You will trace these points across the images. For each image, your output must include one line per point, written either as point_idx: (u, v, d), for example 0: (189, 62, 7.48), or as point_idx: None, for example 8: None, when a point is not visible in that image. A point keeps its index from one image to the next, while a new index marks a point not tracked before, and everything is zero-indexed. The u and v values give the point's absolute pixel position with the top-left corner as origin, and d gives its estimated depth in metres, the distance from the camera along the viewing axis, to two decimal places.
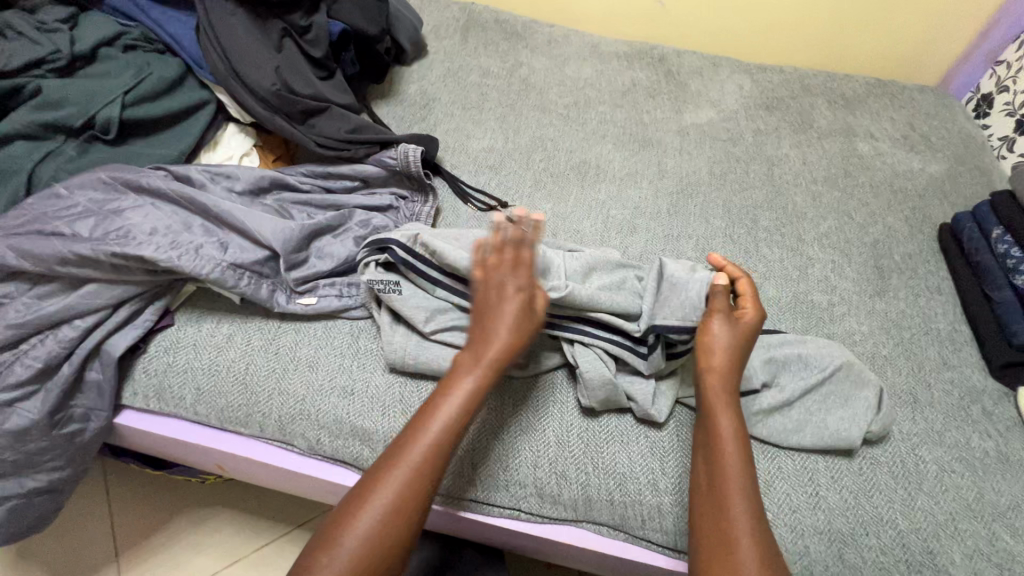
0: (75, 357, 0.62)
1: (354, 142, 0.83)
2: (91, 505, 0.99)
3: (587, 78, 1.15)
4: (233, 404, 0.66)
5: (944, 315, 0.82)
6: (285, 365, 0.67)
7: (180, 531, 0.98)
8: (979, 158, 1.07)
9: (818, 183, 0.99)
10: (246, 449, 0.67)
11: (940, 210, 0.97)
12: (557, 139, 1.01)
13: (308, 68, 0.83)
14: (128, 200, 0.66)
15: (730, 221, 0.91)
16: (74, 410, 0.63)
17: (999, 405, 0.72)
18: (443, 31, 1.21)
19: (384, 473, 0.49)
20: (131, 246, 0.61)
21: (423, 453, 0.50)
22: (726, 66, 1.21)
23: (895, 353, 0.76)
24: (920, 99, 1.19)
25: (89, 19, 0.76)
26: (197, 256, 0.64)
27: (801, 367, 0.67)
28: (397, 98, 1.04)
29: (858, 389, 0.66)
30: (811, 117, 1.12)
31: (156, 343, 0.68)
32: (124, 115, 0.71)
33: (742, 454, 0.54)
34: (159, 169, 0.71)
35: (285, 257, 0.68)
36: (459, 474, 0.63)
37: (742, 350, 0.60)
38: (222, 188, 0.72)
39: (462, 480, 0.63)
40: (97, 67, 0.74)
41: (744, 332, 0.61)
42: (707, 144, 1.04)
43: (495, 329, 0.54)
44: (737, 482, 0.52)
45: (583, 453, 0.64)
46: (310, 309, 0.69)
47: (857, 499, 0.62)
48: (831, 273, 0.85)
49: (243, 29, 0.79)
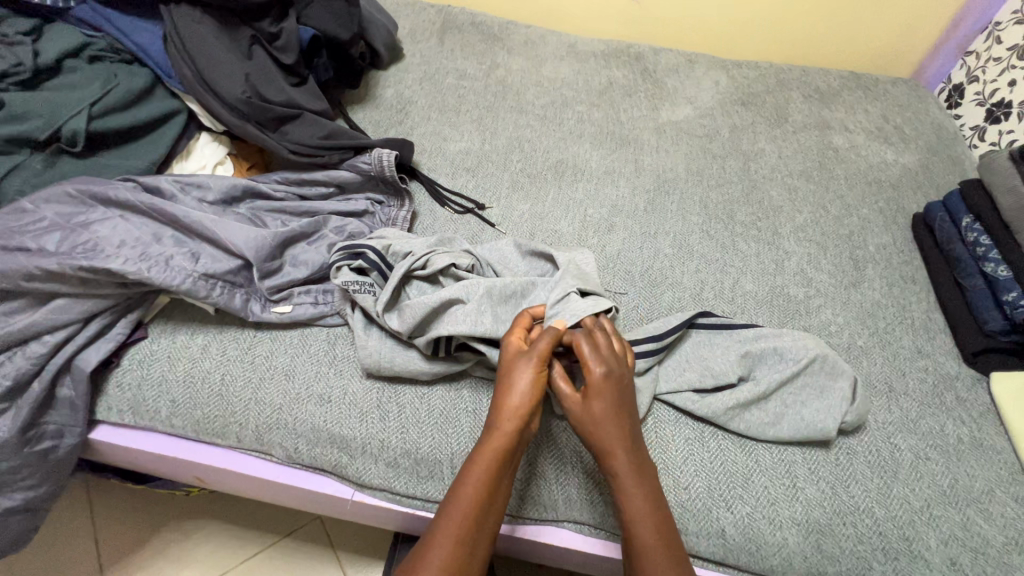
0: (46, 374, 0.61)
1: (327, 147, 0.82)
2: (73, 521, 0.98)
3: (563, 78, 1.15)
4: (210, 415, 0.65)
5: (918, 303, 0.83)
6: (261, 375, 0.67)
7: (165, 545, 0.97)
8: (951, 148, 1.08)
9: (794, 176, 1.00)
10: (224, 460, 0.67)
11: (914, 200, 0.98)
12: (534, 140, 1.01)
13: (279, 77, 0.83)
14: (96, 213, 0.65)
15: (707, 217, 0.91)
16: (47, 427, 0.63)
17: (972, 391, 0.73)
18: (419, 34, 1.21)
19: (459, 489, 0.52)
20: (99, 259, 0.60)
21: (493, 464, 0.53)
22: (702, 63, 1.22)
23: (871, 344, 0.77)
24: (893, 91, 1.20)
25: (53, 31, 0.75)
26: (168, 267, 0.63)
27: (777, 360, 0.67)
28: (373, 103, 1.04)
29: (834, 380, 0.67)
30: (786, 112, 1.13)
31: (130, 356, 0.67)
32: (92, 127, 0.70)
33: (650, 503, 0.53)
34: (127, 180, 0.70)
35: (258, 266, 0.67)
36: (524, 493, 0.63)
37: (619, 418, 0.56)
38: (193, 198, 0.71)
39: (529, 499, 0.63)
40: (63, 80, 0.73)
41: (609, 401, 0.56)
42: (683, 141, 1.05)
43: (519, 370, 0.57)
44: (646, 530, 0.52)
45: (563, 453, 0.64)
46: (286, 317, 0.69)
47: (834, 489, 0.63)
48: (808, 265, 0.86)
49: (210, 36, 0.78)
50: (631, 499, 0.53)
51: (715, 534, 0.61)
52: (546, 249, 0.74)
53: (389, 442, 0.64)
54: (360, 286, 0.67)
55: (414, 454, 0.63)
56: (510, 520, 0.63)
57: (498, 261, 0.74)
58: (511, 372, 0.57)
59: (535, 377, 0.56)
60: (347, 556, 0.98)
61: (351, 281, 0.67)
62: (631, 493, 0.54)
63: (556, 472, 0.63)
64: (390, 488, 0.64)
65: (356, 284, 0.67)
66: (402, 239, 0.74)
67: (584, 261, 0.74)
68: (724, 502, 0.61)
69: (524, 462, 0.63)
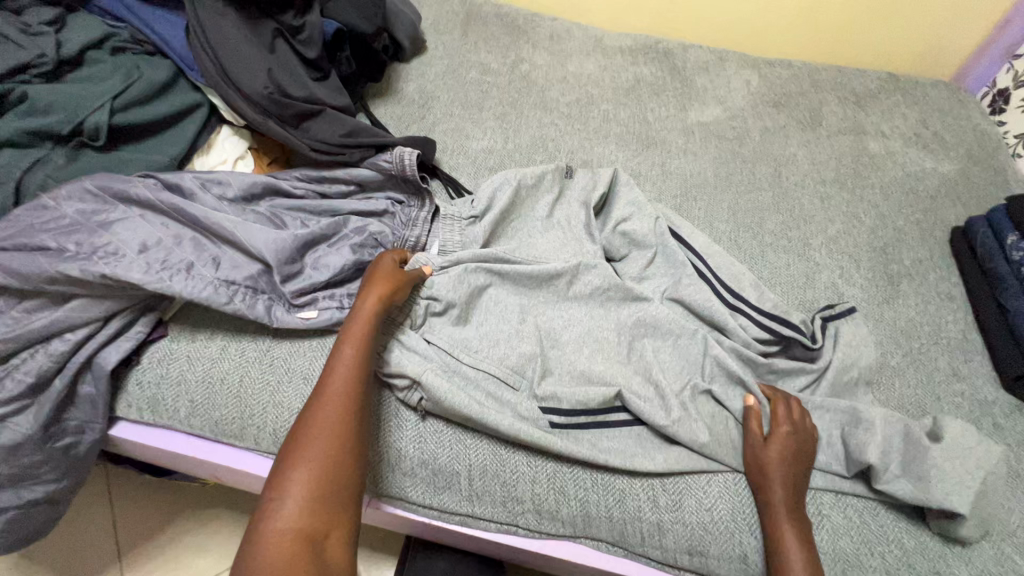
0: (67, 371, 0.61)
1: (349, 145, 0.79)
2: (94, 505, 0.99)
3: (589, 74, 1.12)
4: (228, 417, 0.65)
5: (954, 323, 0.79)
6: (280, 377, 0.66)
7: (184, 531, 0.98)
8: (993, 157, 1.04)
9: (827, 184, 0.96)
10: (241, 460, 0.67)
11: (953, 212, 0.94)
12: (558, 139, 0.99)
13: (302, 70, 0.81)
14: (117, 211, 0.64)
15: (736, 224, 0.89)
16: (69, 423, 0.63)
17: (1011, 418, 0.70)
18: (443, 26, 1.18)
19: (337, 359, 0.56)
20: (120, 266, 0.59)
21: (354, 344, 0.57)
22: (734, 61, 1.18)
23: (905, 365, 0.74)
24: (934, 94, 1.15)
25: (77, 22, 0.74)
26: (189, 276, 0.62)
27: (850, 422, 0.64)
28: (395, 97, 1.02)
29: (940, 440, 0.60)
30: (820, 114, 1.09)
31: (150, 354, 0.67)
32: (113, 121, 0.69)
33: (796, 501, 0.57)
34: (147, 177, 0.68)
35: (279, 269, 0.66)
36: (486, 492, 0.62)
37: (789, 457, 0.60)
38: (213, 195, 0.70)
39: (508, 501, 0.62)
40: (86, 73, 0.72)
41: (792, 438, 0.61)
42: (712, 143, 1.01)
43: (370, 295, 0.61)
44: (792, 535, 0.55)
45: (585, 471, 0.62)
46: (310, 322, 0.66)
47: (862, 517, 0.60)
48: (839, 279, 0.83)
49: (232, 28, 0.76)
50: (767, 456, 0.60)
51: (736, 558, 0.59)
52: (649, 307, 0.73)
53: (406, 452, 0.63)
54: (451, 336, 0.69)
55: (432, 464, 0.63)
56: (526, 533, 0.63)
57: (575, 314, 0.74)
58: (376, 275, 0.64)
59: (373, 307, 0.60)
60: (359, 551, 0.97)
61: (419, 353, 0.66)
62: (777, 489, 0.58)
63: (565, 491, 0.62)
64: (406, 498, 0.64)
65: (445, 331, 0.69)
66: (491, 299, 0.73)
67: (659, 313, 0.72)
68: (748, 527, 0.60)
69: (487, 447, 0.63)
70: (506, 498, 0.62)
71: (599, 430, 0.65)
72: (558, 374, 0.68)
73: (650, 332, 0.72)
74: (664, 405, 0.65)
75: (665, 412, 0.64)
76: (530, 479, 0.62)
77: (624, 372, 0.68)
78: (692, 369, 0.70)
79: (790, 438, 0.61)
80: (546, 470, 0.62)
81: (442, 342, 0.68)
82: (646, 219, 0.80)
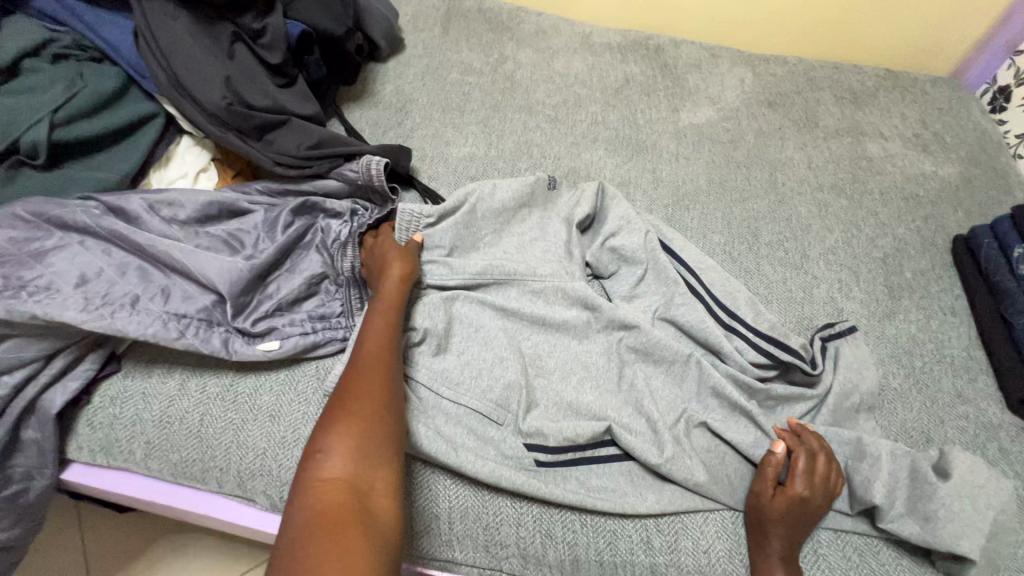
0: (6, 417, 0.55)
1: (316, 158, 0.73)
2: (62, 534, 0.94)
3: (576, 73, 1.06)
4: (188, 459, 0.60)
5: (957, 339, 0.76)
6: (244, 415, 0.61)
7: (156, 559, 0.93)
8: (994, 158, 1.00)
9: (825, 190, 0.92)
10: (204, 503, 0.63)
11: (954, 218, 0.90)
12: (543, 145, 0.93)
13: (264, 77, 0.75)
14: (53, 239, 0.58)
15: (730, 235, 0.85)
16: (12, 471, 0.58)
17: (1017, 442, 0.67)
18: (421, 22, 1.12)
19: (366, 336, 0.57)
20: (53, 304, 0.54)
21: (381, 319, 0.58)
22: (727, 58, 1.13)
23: (906, 387, 0.71)
24: (933, 92, 1.11)
25: (12, 27, 0.67)
26: (135, 312, 0.57)
27: (854, 455, 0.60)
28: (370, 101, 0.96)
29: (947, 475, 0.57)
30: (816, 114, 1.04)
31: (102, 392, 0.62)
32: (53, 138, 0.63)
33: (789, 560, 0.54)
34: (90, 200, 0.63)
35: (234, 299, 0.61)
36: (467, 536, 0.58)
37: (795, 518, 0.55)
38: (163, 218, 0.64)
39: (491, 546, 0.58)
40: (22, 83, 0.65)
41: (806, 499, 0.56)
42: (705, 147, 0.97)
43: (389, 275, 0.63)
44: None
45: (571, 512, 0.59)
46: (272, 353, 0.62)
47: (862, 556, 0.57)
48: (837, 293, 0.79)
49: (185, 33, 0.70)
50: (771, 509, 0.56)
51: None
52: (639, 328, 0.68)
53: None
54: (429, 366, 0.64)
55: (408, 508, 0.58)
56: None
57: (559, 335, 0.69)
58: (388, 256, 0.65)
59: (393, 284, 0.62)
60: None
61: None
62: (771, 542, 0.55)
63: (551, 534, 0.58)
64: None
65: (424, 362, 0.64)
66: (469, 322, 0.68)
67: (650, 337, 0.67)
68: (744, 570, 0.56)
69: (467, 488, 0.59)
70: (488, 542, 0.58)
71: (587, 468, 0.61)
72: (544, 406, 0.64)
73: (639, 355, 0.68)
74: (656, 439, 0.61)
75: (655, 446, 0.60)
76: (514, 522, 0.58)
77: (612, 402, 0.64)
78: (683, 396, 0.66)
79: (806, 502, 0.56)
80: (530, 513, 0.58)
81: (418, 376, 0.63)
82: (636, 233, 0.76)
